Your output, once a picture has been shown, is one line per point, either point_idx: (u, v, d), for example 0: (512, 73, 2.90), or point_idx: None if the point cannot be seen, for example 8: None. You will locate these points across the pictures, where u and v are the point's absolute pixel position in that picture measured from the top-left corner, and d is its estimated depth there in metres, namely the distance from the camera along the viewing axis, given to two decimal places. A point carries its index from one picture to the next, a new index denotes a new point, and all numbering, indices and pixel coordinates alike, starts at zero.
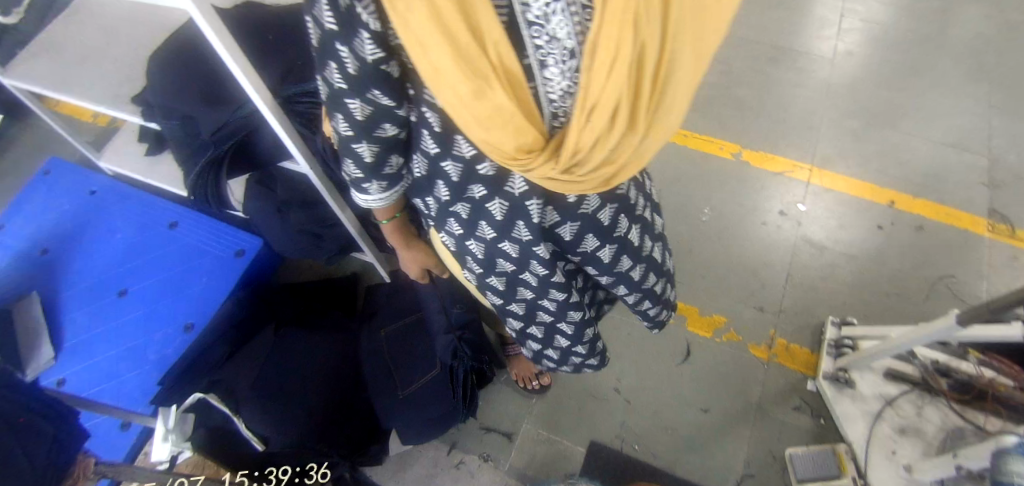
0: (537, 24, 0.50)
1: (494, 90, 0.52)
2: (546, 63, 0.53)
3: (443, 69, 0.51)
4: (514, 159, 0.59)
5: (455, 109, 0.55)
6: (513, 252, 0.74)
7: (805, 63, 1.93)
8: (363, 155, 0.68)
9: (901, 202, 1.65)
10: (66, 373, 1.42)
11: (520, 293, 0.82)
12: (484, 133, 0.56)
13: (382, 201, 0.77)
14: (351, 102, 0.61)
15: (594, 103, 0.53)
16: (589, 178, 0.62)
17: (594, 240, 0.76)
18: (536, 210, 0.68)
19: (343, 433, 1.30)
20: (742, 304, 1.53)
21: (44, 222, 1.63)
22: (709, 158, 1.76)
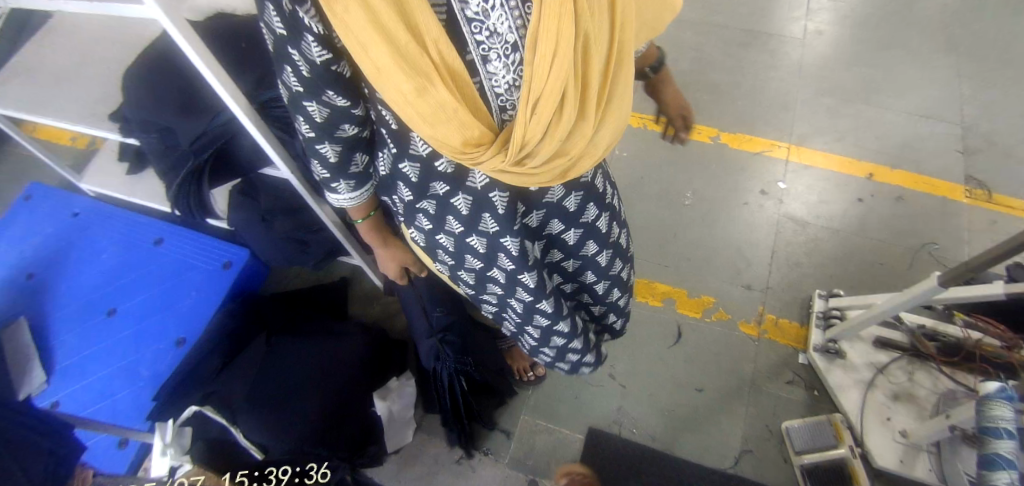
0: (477, 20, 0.50)
1: (435, 86, 0.51)
2: (489, 58, 0.53)
3: (384, 68, 0.50)
4: (463, 154, 0.57)
5: (399, 107, 0.54)
6: (481, 246, 0.74)
7: (776, 45, 1.97)
8: (328, 156, 0.69)
9: (879, 174, 1.68)
10: (59, 396, 1.40)
11: (492, 287, 0.83)
12: (431, 129, 0.55)
13: (354, 199, 0.78)
14: (308, 105, 0.62)
15: (539, 95, 0.52)
16: (544, 171, 0.61)
17: (560, 225, 0.77)
18: (500, 202, 0.68)
19: (339, 436, 1.28)
20: (729, 283, 1.54)
21: (28, 247, 1.62)
22: (689, 143, 1.79)
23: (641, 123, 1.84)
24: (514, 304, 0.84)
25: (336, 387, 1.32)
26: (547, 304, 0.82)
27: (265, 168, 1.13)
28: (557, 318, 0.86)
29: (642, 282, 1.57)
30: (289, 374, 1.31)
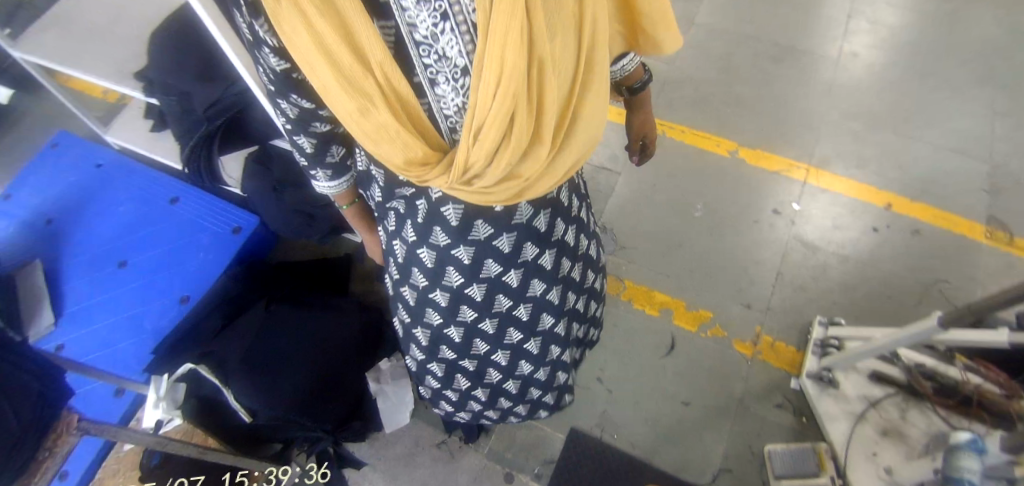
0: (425, 43, 0.51)
1: (377, 108, 0.53)
2: (437, 81, 0.54)
3: (329, 88, 0.52)
4: (408, 171, 0.59)
5: (346, 124, 0.56)
6: (429, 260, 0.75)
7: (808, 63, 1.92)
8: (304, 147, 0.68)
9: (898, 205, 1.64)
10: (64, 340, 1.45)
11: (431, 314, 0.85)
12: (377, 147, 0.57)
13: (335, 188, 0.76)
14: (282, 102, 0.62)
15: (481, 123, 0.53)
16: (497, 192, 0.61)
17: (533, 248, 0.78)
18: (453, 215, 0.69)
19: (324, 408, 1.32)
20: (729, 300, 1.53)
21: (50, 194, 1.68)
22: (706, 155, 1.77)
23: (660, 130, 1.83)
24: (451, 334, 0.88)
25: (327, 361, 1.35)
26: (488, 325, 0.87)
27: (277, 139, 1.15)
28: (495, 344, 0.92)
29: (643, 289, 1.56)
30: (289, 339, 1.34)
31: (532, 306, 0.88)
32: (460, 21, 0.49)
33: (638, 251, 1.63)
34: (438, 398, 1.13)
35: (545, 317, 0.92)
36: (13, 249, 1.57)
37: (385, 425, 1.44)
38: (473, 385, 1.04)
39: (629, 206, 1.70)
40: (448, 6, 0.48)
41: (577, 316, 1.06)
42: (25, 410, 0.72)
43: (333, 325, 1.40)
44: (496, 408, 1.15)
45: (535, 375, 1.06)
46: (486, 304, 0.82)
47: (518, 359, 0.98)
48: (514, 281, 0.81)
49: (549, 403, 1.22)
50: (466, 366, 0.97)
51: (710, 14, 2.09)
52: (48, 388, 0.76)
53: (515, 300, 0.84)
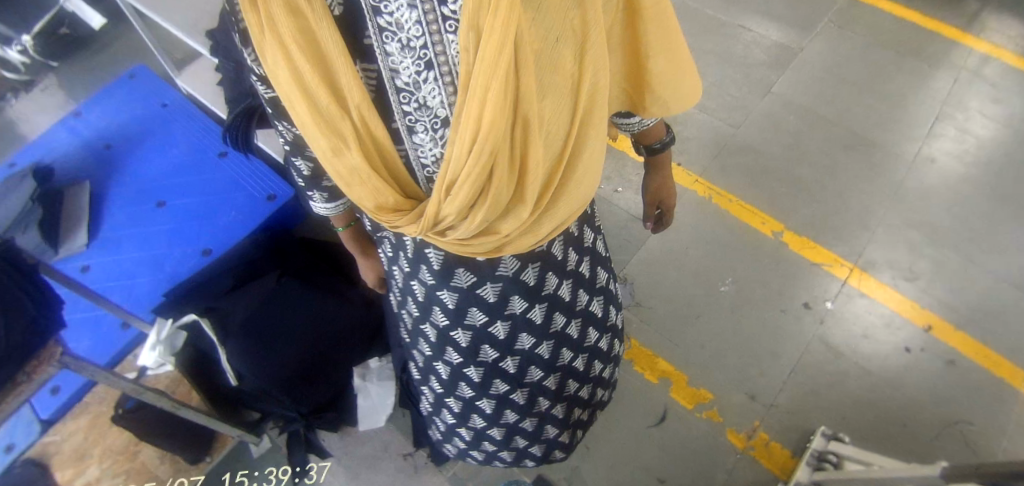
0: (407, 90, 0.52)
1: (350, 151, 0.55)
2: (415, 129, 0.56)
3: (306, 127, 0.56)
4: (379, 216, 0.63)
5: (323, 161, 0.59)
6: (420, 292, 0.76)
7: (881, 159, 1.83)
8: (302, 169, 0.73)
9: (939, 329, 1.52)
10: (90, 262, 1.53)
11: (423, 344, 0.87)
12: (351, 189, 0.61)
13: (332, 208, 0.82)
14: (279, 125, 0.66)
15: (454, 177, 0.53)
16: (474, 243, 0.63)
17: (520, 302, 0.77)
18: (435, 258, 0.69)
19: (306, 393, 1.36)
20: (733, 386, 1.47)
21: (114, 121, 1.78)
22: (747, 230, 1.72)
23: (707, 194, 1.80)
24: (440, 368, 0.89)
25: (321, 346, 1.36)
26: (474, 373, 0.88)
27: None
28: (480, 392, 0.92)
29: (647, 353, 1.53)
30: (287, 315, 1.35)
31: (519, 359, 0.88)
32: (444, 73, 0.50)
33: (652, 311, 1.60)
34: (428, 421, 1.14)
35: (531, 370, 0.91)
36: (70, 166, 1.67)
37: (360, 424, 1.47)
38: (458, 423, 1.04)
39: (656, 264, 1.67)
40: (433, 56, 0.49)
41: (574, 373, 1.01)
42: (17, 333, 0.77)
43: (332, 314, 1.39)
44: (482, 452, 1.14)
45: (521, 424, 1.05)
46: (471, 351, 0.83)
47: (504, 408, 0.98)
48: (500, 333, 0.81)
49: (536, 454, 1.19)
50: (451, 406, 0.98)
51: (789, 88, 2.03)
52: (44, 317, 0.81)
53: (502, 353, 0.85)
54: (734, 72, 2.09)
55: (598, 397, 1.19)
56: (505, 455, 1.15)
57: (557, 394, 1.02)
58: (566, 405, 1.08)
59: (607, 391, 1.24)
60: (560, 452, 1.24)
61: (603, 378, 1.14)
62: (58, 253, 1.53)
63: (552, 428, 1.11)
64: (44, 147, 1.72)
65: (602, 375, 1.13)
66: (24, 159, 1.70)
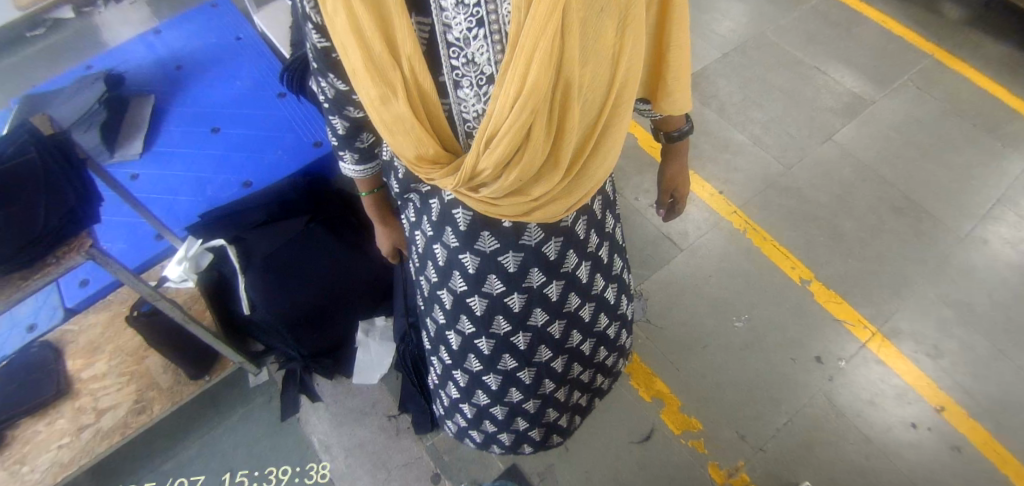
0: (456, 45, 0.55)
1: (397, 100, 0.57)
2: (461, 84, 0.58)
3: (358, 72, 0.57)
4: (417, 167, 0.64)
5: (369, 108, 0.61)
6: (442, 256, 0.78)
7: (929, 228, 1.76)
8: (337, 127, 0.77)
9: (952, 413, 1.45)
10: (139, 172, 1.61)
11: (437, 311, 0.89)
12: (392, 137, 0.62)
13: (359, 171, 0.86)
14: (322, 81, 0.70)
15: (493, 132, 0.55)
16: (504, 204, 0.65)
17: (539, 275, 0.79)
18: (461, 220, 0.71)
19: (311, 334, 1.42)
20: (725, 421, 1.45)
21: (190, 44, 1.86)
22: (775, 272, 1.69)
23: (743, 227, 1.78)
24: (451, 337, 0.91)
25: (333, 293, 1.40)
26: (485, 344, 0.89)
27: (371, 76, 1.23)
28: (489, 367, 0.94)
29: (646, 370, 1.54)
30: (307, 258, 1.37)
31: (531, 336, 0.89)
32: (494, 31, 0.53)
33: (660, 331, 1.60)
34: (435, 395, 1.17)
35: (541, 348, 0.93)
36: (143, 80, 1.77)
37: (354, 377, 1.52)
38: (462, 398, 1.06)
39: (674, 286, 1.67)
40: (485, 15, 0.51)
41: (580, 357, 1.03)
42: (53, 216, 0.89)
43: (349, 267, 1.41)
44: (481, 431, 1.15)
45: (523, 406, 1.06)
46: (485, 320, 0.84)
47: (509, 387, 0.99)
48: (516, 304, 0.82)
49: (534, 438, 1.20)
50: (457, 378, 1.00)
51: (849, 138, 1.97)
52: (80, 208, 0.93)
53: (515, 325, 0.86)
54: (797, 112, 2.05)
55: (598, 383, 1.20)
56: (502, 438, 1.17)
57: (562, 377, 1.04)
58: (567, 390, 1.10)
59: (609, 380, 1.25)
60: (556, 438, 1.26)
61: (607, 365, 1.15)
62: (113, 157, 1.62)
63: (553, 410, 1.13)
64: (123, 57, 1.83)
65: (606, 361, 1.14)
66: (100, 65, 1.81)
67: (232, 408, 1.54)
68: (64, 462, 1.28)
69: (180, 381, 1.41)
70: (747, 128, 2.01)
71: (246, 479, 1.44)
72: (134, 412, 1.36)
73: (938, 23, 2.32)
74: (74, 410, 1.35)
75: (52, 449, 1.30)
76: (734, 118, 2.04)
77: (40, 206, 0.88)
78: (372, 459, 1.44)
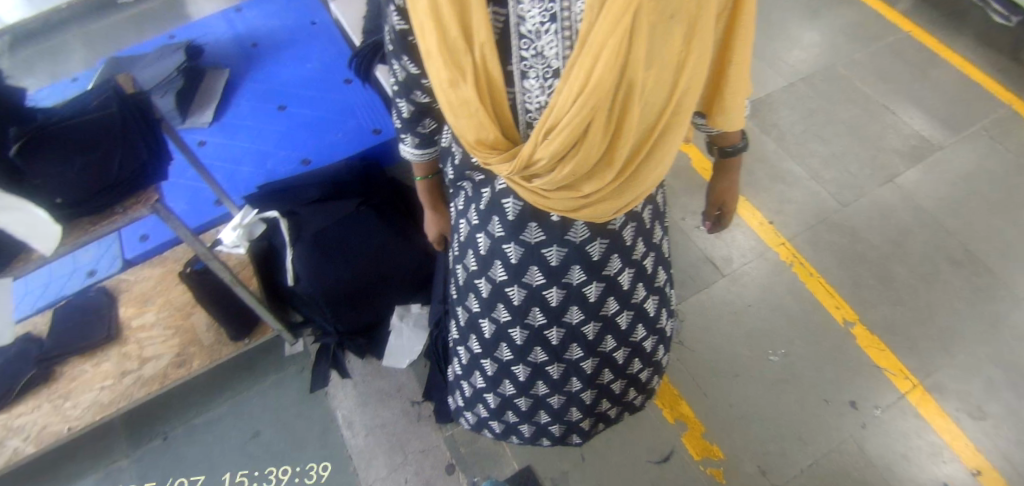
0: (528, 37, 0.57)
1: (466, 84, 0.60)
2: (528, 75, 0.61)
3: (432, 55, 0.60)
4: (476, 150, 0.67)
5: (437, 90, 0.64)
6: (484, 246, 0.81)
7: (988, 285, 1.68)
8: (402, 110, 0.80)
9: (990, 479, 1.38)
10: (207, 139, 1.70)
11: (472, 299, 0.93)
12: (455, 120, 0.65)
13: (417, 155, 0.89)
14: (395, 63, 0.74)
15: (554, 123, 0.58)
16: (554, 196, 0.67)
17: (580, 274, 0.80)
18: (509, 209, 0.74)
19: (348, 313, 1.47)
20: (746, 454, 1.42)
21: (268, 24, 1.96)
22: (818, 309, 1.64)
23: (789, 260, 1.74)
24: (485, 326, 0.94)
25: (373, 275, 1.44)
26: (518, 335, 0.91)
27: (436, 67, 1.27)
28: (518, 357, 0.96)
29: (672, 391, 1.52)
30: (354, 239, 1.42)
31: (564, 332, 0.91)
32: (565, 27, 0.55)
33: (692, 355, 1.58)
34: (455, 386, 1.21)
35: (573, 346, 0.94)
36: (221, 54, 1.87)
37: (384, 360, 1.56)
38: (487, 388, 1.09)
39: (711, 310, 1.65)
40: (559, 11, 0.54)
41: (612, 364, 1.03)
42: (125, 169, 0.98)
43: (393, 253, 1.45)
44: (501, 421, 1.18)
45: (548, 399, 1.09)
46: (520, 311, 0.87)
47: (536, 379, 1.02)
48: (553, 299, 0.84)
49: (554, 434, 1.22)
50: (485, 367, 1.03)
51: (911, 182, 1.90)
52: (150, 165, 1.02)
53: (550, 320, 0.88)
54: (858, 150, 1.99)
55: (630, 398, 1.20)
56: (523, 429, 1.20)
57: (591, 380, 1.04)
58: (595, 395, 1.11)
59: (643, 397, 1.24)
60: (575, 439, 1.27)
61: (640, 380, 1.15)
62: (184, 123, 1.71)
63: (577, 412, 1.14)
64: (204, 30, 1.93)
65: (640, 376, 1.13)
66: (183, 35, 1.92)
67: (265, 373, 1.60)
68: (104, 402, 1.36)
69: (221, 341, 1.48)
70: (805, 160, 1.97)
71: (245, 479, 1.45)
72: (175, 364, 1.43)
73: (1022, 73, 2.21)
74: (120, 355, 1.44)
75: (95, 388, 1.38)
76: (792, 149, 2.00)
77: (114, 159, 0.97)
78: (390, 441, 1.47)
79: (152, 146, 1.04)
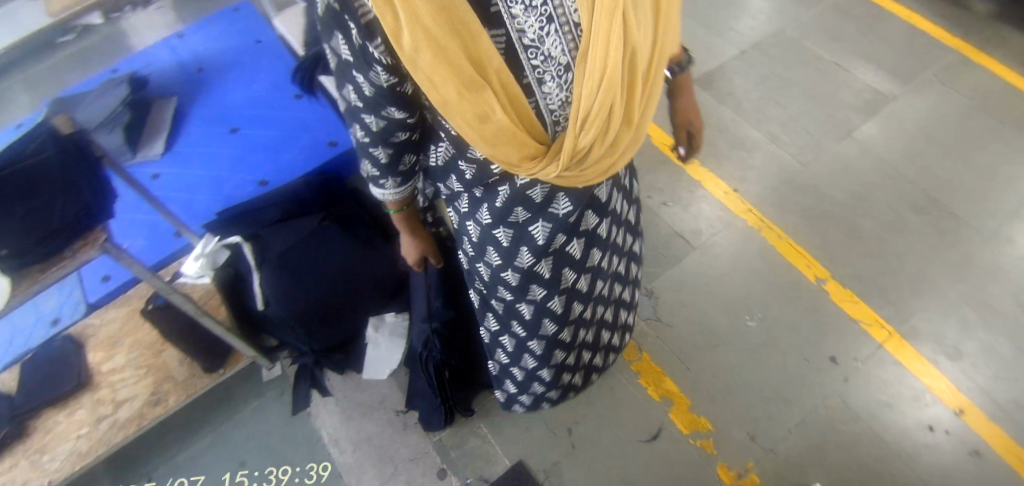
0: (533, 46, 0.57)
1: (498, 112, 0.58)
2: (544, 80, 0.60)
3: (449, 101, 0.56)
4: (521, 168, 0.66)
5: (462, 132, 0.60)
6: (506, 238, 0.82)
7: (950, 227, 1.71)
8: (380, 157, 0.72)
9: (973, 417, 1.41)
10: (161, 172, 1.66)
11: (503, 290, 0.93)
12: (493, 151, 0.63)
13: (396, 194, 0.82)
14: (366, 117, 0.64)
15: (587, 109, 0.62)
16: (590, 168, 0.72)
17: (594, 217, 0.87)
18: (538, 194, 0.74)
19: (322, 331, 1.44)
20: (735, 422, 1.43)
21: (212, 47, 1.92)
22: (791, 271, 1.66)
23: (758, 227, 1.75)
24: (523, 309, 0.96)
25: (342, 290, 1.42)
26: (556, 303, 0.95)
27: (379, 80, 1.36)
28: (561, 322, 1.01)
29: (656, 369, 1.52)
30: (320, 257, 1.40)
31: (591, 276, 0.97)
32: (563, 22, 0.56)
33: (671, 330, 1.59)
34: (503, 375, 1.22)
35: (598, 284, 1.02)
36: (166, 82, 1.83)
37: (365, 372, 1.54)
38: (538, 363, 1.13)
39: (686, 284, 1.66)
40: (554, 10, 0.55)
41: (621, 277, 1.15)
42: (70, 211, 0.95)
43: (362, 265, 1.43)
44: (557, 385, 1.27)
45: (589, 339, 1.19)
46: (555, 281, 0.90)
47: (579, 330, 1.09)
48: (578, 253, 0.89)
49: (596, 367, 1.37)
50: (532, 346, 1.06)
51: (868, 135, 1.93)
52: (96, 205, 0.98)
53: (579, 272, 0.93)
54: (815, 110, 2.01)
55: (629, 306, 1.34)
56: (574, 381, 1.32)
57: (612, 301, 1.16)
58: (616, 311, 1.24)
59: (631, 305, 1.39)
60: (614, 356, 1.43)
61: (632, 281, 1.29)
62: (135, 158, 1.68)
63: (606, 335, 1.27)
64: (147, 60, 1.89)
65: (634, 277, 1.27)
66: (126, 68, 1.87)
67: (245, 401, 1.57)
68: (82, 451, 1.32)
69: (195, 374, 1.45)
70: (764, 125, 1.98)
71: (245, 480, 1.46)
72: (150, 403, 1.40)
73: (967, 17, 2.24)
74: (93, 402, 1.40)
75: (71, 438, 1.35)
76: (750, 115, 2.01)
77: (56, 204, 0.94)
78: (378, 453, 1.46)
79: (95, 185, 1.01)
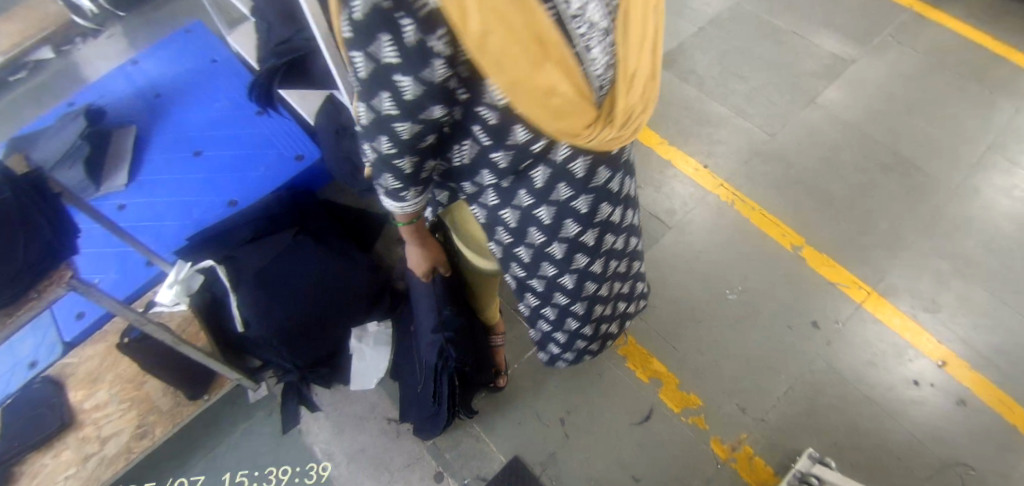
0: (579, 13, 0.50)
1: (563, 84, 0.52)
2: (592, 47, 0.53)
3: (516, 82, 0.49)
4: (581, 138, 0.60)
5: (525, 114, 0.53)
6: (548, 215, 0.81)
7: (918, 183, 1.74)
8: (404, 168, 0.62)
9: (955, 367, 1.44)
10: (127, 202, 1.63)
11: (545, 267, 0.93)
12: (558, 128, 0.56)
13: (407, 207, 0.72)
14: (399, 124, 0.54)
15: (635, 65, 0.57)
16: (637, 123, 0.67)
17: (627, 179, 0.88)
18: (580, 166, 0.73)
19: (304, 346, 1.41)
20: (725, 396, 1.44)
21: (167, 71, 1.88)
22: (767, 241, 1.68)
23: (730, 200, 1.76)
24: (566, 280, 0.96)
25: (321, 302, 1.40)
26: (597, 266, 0.97)
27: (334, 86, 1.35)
28: (602, 282, 1.02)
29: (643, 351, 1.53)
30: (297, 271, 1.38)
31: (625, 233, 0.98)
32: None
33: (654, 311, 1.59)
34: (546, 347, 1.21)
35: (630, 241, 1.04)
36: (123, 110, 1.79)
37: (352, 384, 1.53)
38: (582, 328, 1.14)
39: (665, 264, 1.66)
40: None
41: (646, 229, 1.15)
42: (33, 251, 0.92)
43: (338, 274, 1.43)
44: (599, 342, 1.27)
45: (624, 293, 1.19)
46: (597, 245, 0.92)
47: (615, 286, 1.10)
48: (615, 215, 0.90)
49: (628, 322, 1.36)
50: (576, 313, 1.07)
51: (830, 100, 1.95)
52: (58, 242, 0.96)
53: (617, 232, 0.95)
54: (778, 80, 2.03)
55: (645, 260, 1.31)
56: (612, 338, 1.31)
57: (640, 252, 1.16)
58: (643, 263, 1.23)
59: None
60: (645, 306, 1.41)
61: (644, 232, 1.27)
62: (99, 190, 1.64)
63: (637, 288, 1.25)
64: (101, 90, 1.84)
65: None
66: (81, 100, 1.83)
67: (234, 424, 1.56)
68: None
69: (180, 402, 1.44)
70: (729, 99, 2.00)
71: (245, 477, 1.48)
72: (137, 437, 1.39)
73: None
74: (78, 441, 1.38)
75: (59, 480, 1.33)
76: (714, 91, 2.02)
77: (18, 244, 0.91)
78: (373, 463, 1.45)
79: (53, 221, 0.98)
